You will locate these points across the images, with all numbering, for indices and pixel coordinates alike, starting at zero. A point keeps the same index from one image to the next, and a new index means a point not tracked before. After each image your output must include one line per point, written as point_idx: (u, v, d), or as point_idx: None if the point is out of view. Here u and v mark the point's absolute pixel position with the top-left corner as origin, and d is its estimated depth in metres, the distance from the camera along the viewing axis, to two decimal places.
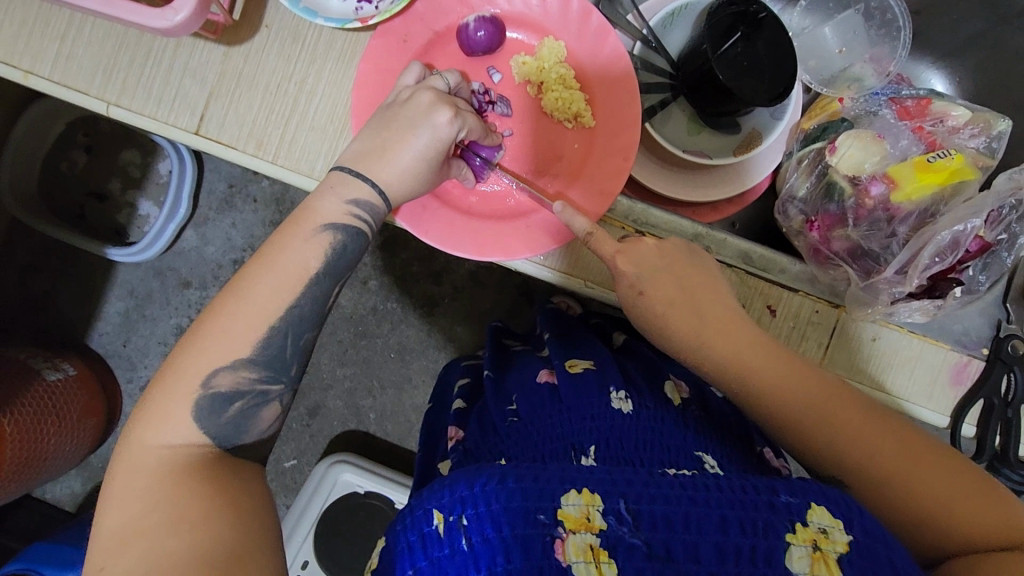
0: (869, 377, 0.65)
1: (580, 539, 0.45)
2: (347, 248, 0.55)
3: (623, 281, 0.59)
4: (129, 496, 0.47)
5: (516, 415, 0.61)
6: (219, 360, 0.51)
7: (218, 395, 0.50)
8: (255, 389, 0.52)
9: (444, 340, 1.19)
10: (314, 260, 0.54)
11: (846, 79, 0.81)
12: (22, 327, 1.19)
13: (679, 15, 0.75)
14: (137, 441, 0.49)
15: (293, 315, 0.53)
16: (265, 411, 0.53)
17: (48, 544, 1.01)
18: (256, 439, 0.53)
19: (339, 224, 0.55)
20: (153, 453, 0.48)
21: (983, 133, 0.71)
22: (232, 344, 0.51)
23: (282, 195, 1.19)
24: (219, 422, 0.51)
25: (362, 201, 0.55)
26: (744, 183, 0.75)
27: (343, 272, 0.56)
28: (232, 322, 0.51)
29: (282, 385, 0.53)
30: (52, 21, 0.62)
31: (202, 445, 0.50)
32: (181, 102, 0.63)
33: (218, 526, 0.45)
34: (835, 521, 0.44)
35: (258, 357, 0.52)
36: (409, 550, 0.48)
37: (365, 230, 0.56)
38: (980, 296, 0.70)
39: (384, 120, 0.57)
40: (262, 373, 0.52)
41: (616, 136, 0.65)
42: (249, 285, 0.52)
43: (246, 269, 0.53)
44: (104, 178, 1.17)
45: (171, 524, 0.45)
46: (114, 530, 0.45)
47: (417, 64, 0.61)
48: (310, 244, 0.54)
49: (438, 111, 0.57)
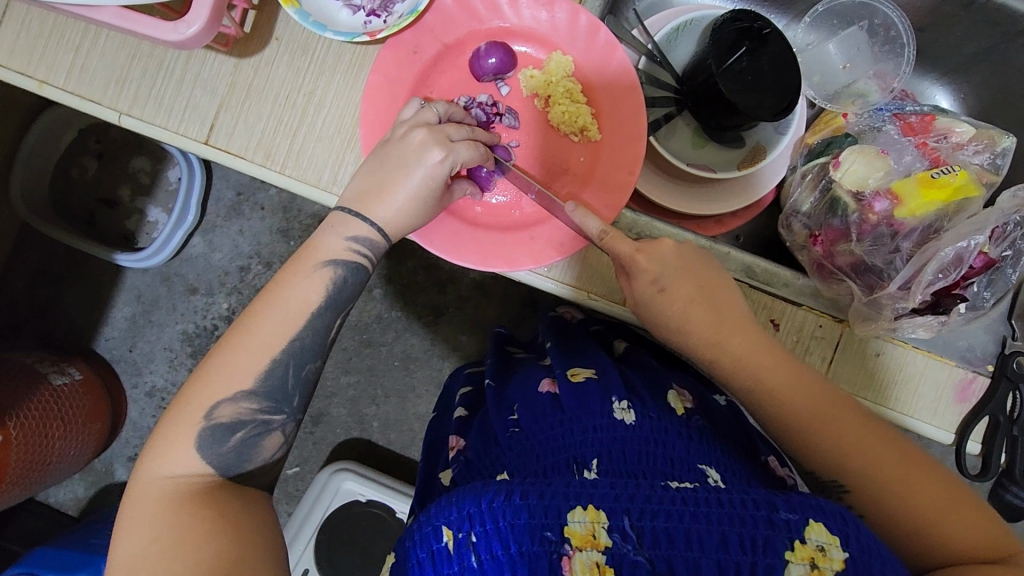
0: (877, 390, 0.65)
1: (586, 556, 0.44)
2: (347, 282, 0.56)
3: (645, 276, 0.58)
4: (137, 525, 0.48)
5: (518, 426, 0.61)
6: (221, 394, 0.52)
7: (219, 426, 0.51)
8: (257, 419, 0.53)
9: (448, 349, 1.20)
10: (315, 294, 0.55)
11: (850, 95, 0.82)
12: (31, 331, 1.20)
13: (684, 30, 0.76)
14: (146, 473, 0.51)
15: (294, 348, 0.54)
16: (266, 440, 0.54)
17: (49, 549, 1.00)
18: (261, 466, 0.54)
19: (339, 260, 0.56)
20: (160, 485, 0.50)
21: (988, 149, 0.71)
22: (234, 379, 0.52)
23: (289, 203, 1.20)
24: (221, 453, 0.52)
25: (362, 237, 0.56)
26: (749, 196, 0.76)
27: (344, 304, 0.56)
28: (234, 355, 0.53)
29: (284, 415, 0.54)
30: (68, 32, 0.63)
31: (204, 475, 0.51)
32: (191, 113, 0.64)
33: (218, 540, 0.47)
34: (833, 539, 0.44)
35: (258, 388, 0.53)
36: (419, 566, 0.47)
37: (365, 265, 0.57)
38: (985, 312, 0.70)
39: (378, 162, 0.57)
40: (264, 404, 0.53)
41: (622, 150, 0.65)
42: (254, 322, 0.54)
43: (253, 306, 0.55)
44: (114, 185, 1.18)
45: (175, 547, 0.46)
46: (122, 559, 0.47)
47: (415, 99, 0.60)
48: (310, 280, 0.55)
49: (430, 151, 0.56)
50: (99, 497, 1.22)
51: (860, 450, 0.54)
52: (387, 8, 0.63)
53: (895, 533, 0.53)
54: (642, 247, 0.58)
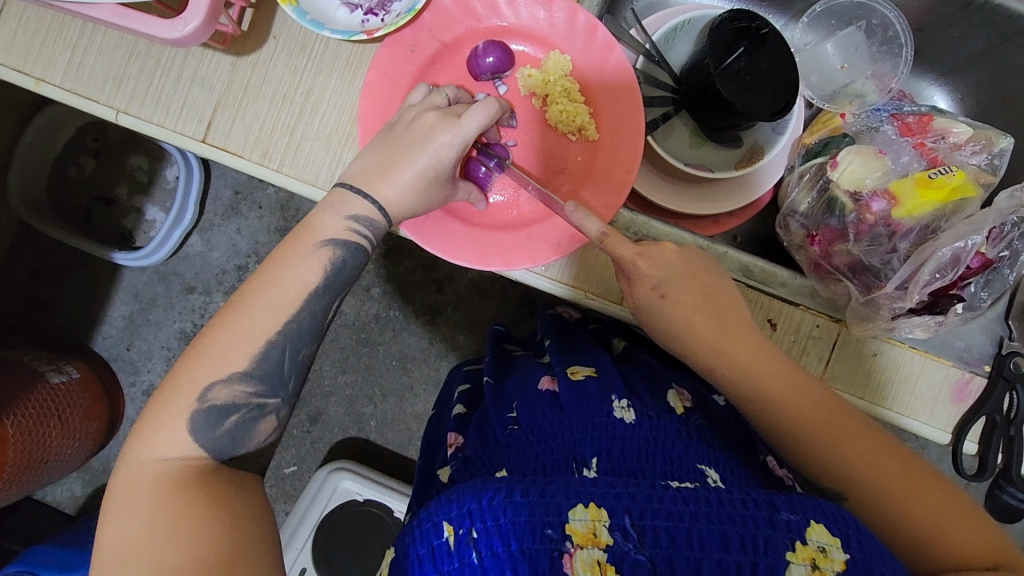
0: (874, 390, 0.65)
1: (587, 554, 0.44)
2: (345, 264, 0.56)
3: (645, 281, 0.59)
4: (129, 510, 0.48)
5: (517, 424, 0.61)
6: (216, 375, 0.52)
7: (214, 408, 0.51)
8: (252, 403, 0.53)
9: (446, 349, 1.20)
10: (313, 276, 0.55)
11: (848, 95, 0.83)
12: (28, 329, 1.20)
13: (682, 30, 0.76)
14: (135, 457, 0.50)
15: (290, 330, 0.54)
16: (260, 424, 0.54)
17: (45, 547, 1.00)
18: (254, 450, 0.54)
19: (338, 240, 0.56)
20: (153, 467, 0.49)
21: (985, 149, 0.71)
22: (229, 360, 0.52)
23: (287, 202, 1.20)
24: (214, 436, 0.51)
25: (361, 217, 0.56)
26: (746, 196, 0.76)
27: (342, 286, 0.56)
28: (230, 338, 0.52)
29: (279, 399, 0.54)
30: (65, 30, 0.63)
31: (196, 457, 0.51)
32: (189, 111, 0.64)
33: (214, 536, 0.46)
34: (834, 539, 0.45)
35: (253, 370, 0.53)
36: (419, 563, 0.47)
37: (363, 246, 0.57)
38: (983, 312, 0.70)
39: (387, 141, 0.57)
40: (259, 387, 0.53)
41: (620, 149, 0.65)
42: (251, 300, 0.53)
43: (250, 285, 0.54)
44: (111, 183, 1.18)
45: (170, 535, 0.46)
46: (116, 546, 0.46)
47: (423, 84, 0.61)
48: (308, 260, 0.55)
49: (439, 130, 0.57)
50: (96, 496, 1.21)
51: (858, 454, 0.55)
52: (384, 8, 0.63)
53: (897, 540, 0.52)
54: (643, 253, 0.59)
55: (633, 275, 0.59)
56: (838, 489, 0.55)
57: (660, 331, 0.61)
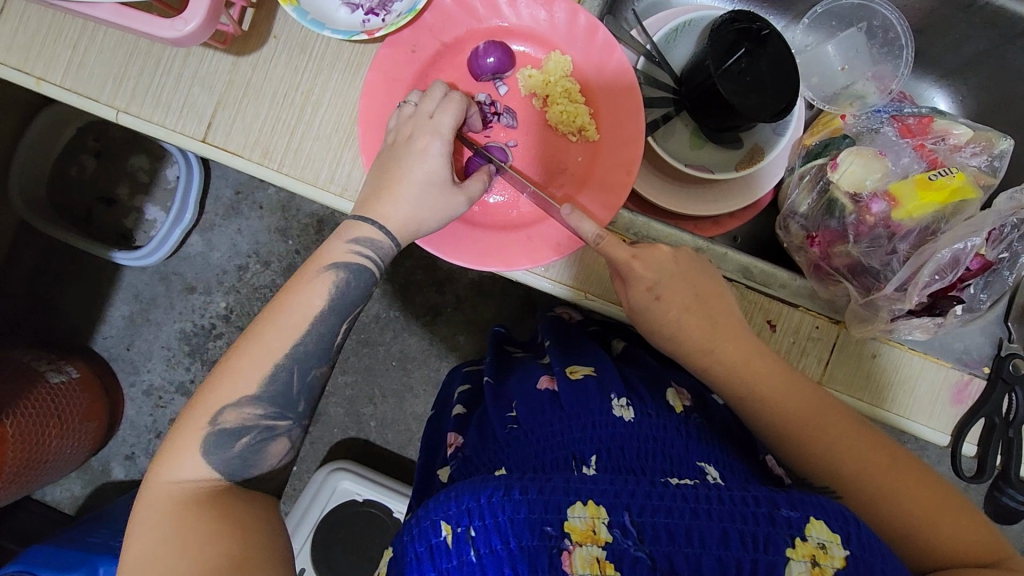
0: (874, 391, 0.65)
1: (586, 551, 0.44)
2: (350, 285, 0.56)
3: (641, 283, 0.59)
4: (146, 528, 0.48)
5: (516, 422, 0.61)
6: (226, 399, 0.52)
7: (224, 431, 0.52)
8: (262, 425, 0.53)
9: (446, 349, 1.20)
10: (317, 297, 0.55)
11: (848, 96, 0.83)
12: (28, 328, 1.20)
13: (683, 31, 0.76)
14: (155, 480, 0.51)
15: (297, 352, 0.53)
16: (273, 446, 0.54)
17: (44, 547, 1.00)
18: (268, 472, 0.54)
19: (342, 262, 0.56)
20: (169, 490, 0.50)
21: (985, 152, 0.71)
22: (239, 384, 0.52)
23: (287, 202, 1.20)
24: (227, 458, 0.52)
25: (364, 238, 0.56)
26: (746, 198, 0.76)
27: (349, 307, 0.56)
28: (241, 360, 0.53)
29: (290, 420, 0.54)
30: (65, 29, 0.63)
31: (210, 480, 0.51)
32: (189, 110, 0.64)
33: (225, 541, 0.47)
34: (834, 536, 0.45)
35: (262, 393, 0.53)
36: (417, 561, 0.47)
37: (370, 268, 0.57)
38: (982, 314, 0.70)
39: (381, 163, 0.58)
40: (268, 409, 0.53)
41: (620, 150, 0.65)
42: (261, 325, 0.54)
43: (263, 312, 0.55)
44: (112, 182, 1.18)
45: (183, 547, 0.46)
46: (132, 560, 0.47)
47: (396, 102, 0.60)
48: (314, 284, 0.55)
49: (419, 136, 0.57)
50: (95, 495, 1.21)
51: (857, 456, 0.54)
52: (385, 7, 0.63)
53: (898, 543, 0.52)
54: (638, 254, 0.59)
55: (629, 276, 0.59)
56: (831, 486, 0.55)
57: (658, 331, 0.61)
